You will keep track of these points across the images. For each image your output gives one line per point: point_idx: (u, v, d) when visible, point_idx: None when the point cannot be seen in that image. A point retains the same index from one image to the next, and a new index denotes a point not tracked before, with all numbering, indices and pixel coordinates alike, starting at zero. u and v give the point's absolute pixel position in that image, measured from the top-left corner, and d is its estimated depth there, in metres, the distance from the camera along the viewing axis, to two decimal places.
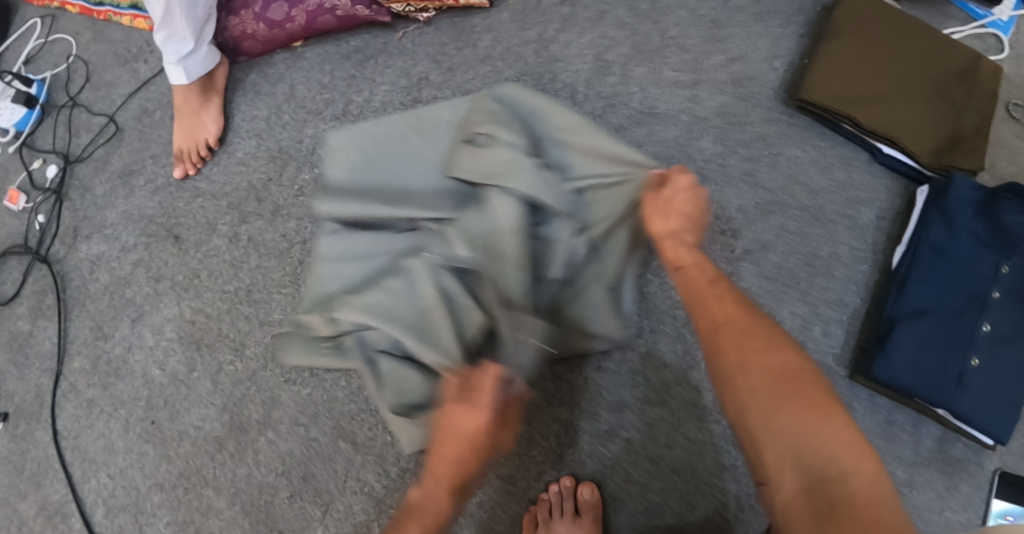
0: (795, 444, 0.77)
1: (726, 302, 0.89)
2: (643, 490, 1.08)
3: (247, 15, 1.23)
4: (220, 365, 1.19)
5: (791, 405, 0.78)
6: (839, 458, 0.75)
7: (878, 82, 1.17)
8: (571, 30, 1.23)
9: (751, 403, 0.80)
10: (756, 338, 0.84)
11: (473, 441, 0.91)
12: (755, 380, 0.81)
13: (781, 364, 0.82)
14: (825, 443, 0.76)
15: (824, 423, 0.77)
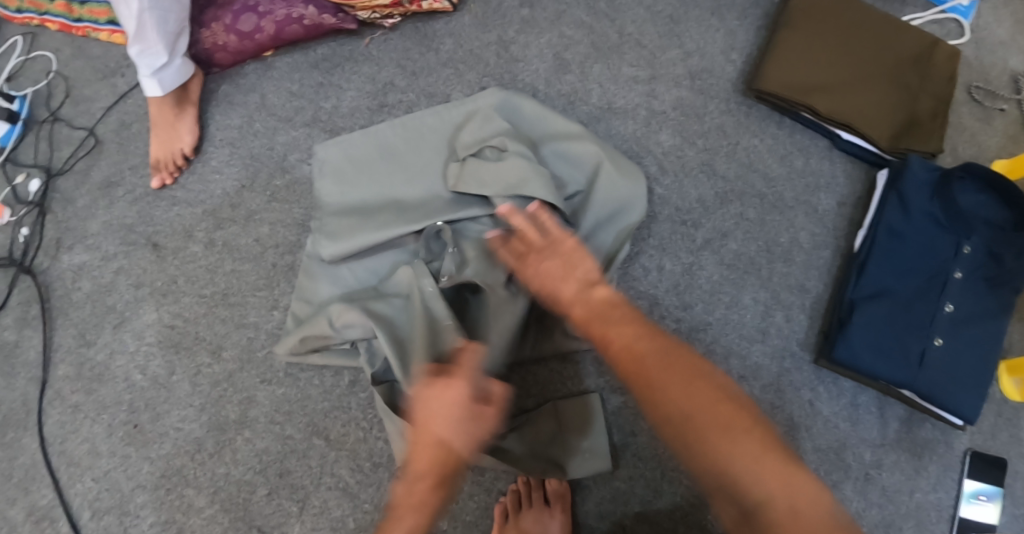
0: (720, 477, 0.77)
1: (647, 341, 0.87)
2: (610, 478, 1.10)
3: (219, 27, 1.28)
4: (198, 367, 1.22)
5: (700, 438, 0.79)
6: (759, 486, 0.75)
7: (834, 70, 1.18)
8: (531, 31, 1.27)
9: (673, 439, 0.81)
10: (665, 364, 0.84)
11: (450, 421, 0.87)
12: (670, 416, 0.81)
13: (690, 392, 0.82)
14: (743, 473, 0.76)
15: (738, 449, 0.77)
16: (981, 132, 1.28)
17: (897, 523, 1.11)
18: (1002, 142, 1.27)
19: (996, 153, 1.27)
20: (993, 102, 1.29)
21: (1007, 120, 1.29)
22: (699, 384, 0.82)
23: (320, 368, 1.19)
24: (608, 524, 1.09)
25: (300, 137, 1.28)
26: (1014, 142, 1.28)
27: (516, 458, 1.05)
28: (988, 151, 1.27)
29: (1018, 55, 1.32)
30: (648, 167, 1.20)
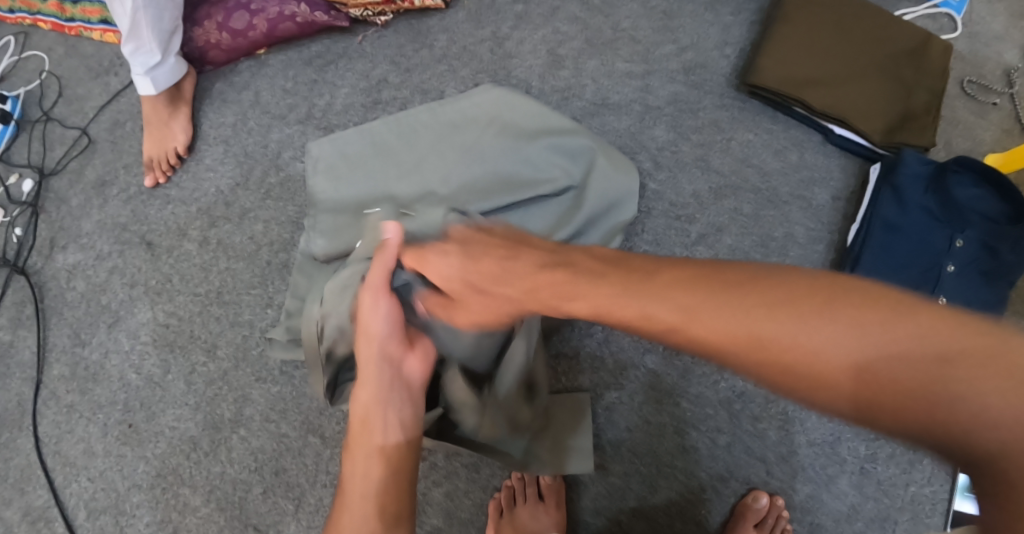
0: (935, 413, 0.58)
1: (753, 305, 0.67)
2: (605, 474, 1.10)
3: (211, 25, 1.27)
4: (192, 366, 1.22)
5: (890, 367, 0.60)
6: (991, 419, 0.56)
7: (828, 64, 1.18)
8: (524, 27, 1.26)
9: (837, 396, 0.62)
10: (790, 307, 0.66)
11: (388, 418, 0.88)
12: (830, 370, 0.63)
13: (825, 324, 0.64)
14: (965, 401, 0.57)
15: (941, 371, 0.58)
16: (976, 126, 1.27)
17: (893, 516, 1.09)
18: (997, 135, 1.27)
19: (991, 147, 1.27)
20: (986, 97, 1.29)
21: (1000, 115, 1.28)
22: (828, 313, 0.64)
23: None
24: (603, 519, 1.09)
25: (294, 134, 1.27)
26: (1010, 136, 1.27)
27: (523, 462, 1.06)
28: (982, 145, 1.27)
29: (1013, 48, 1.31)
30: (641, 163, 1.20)
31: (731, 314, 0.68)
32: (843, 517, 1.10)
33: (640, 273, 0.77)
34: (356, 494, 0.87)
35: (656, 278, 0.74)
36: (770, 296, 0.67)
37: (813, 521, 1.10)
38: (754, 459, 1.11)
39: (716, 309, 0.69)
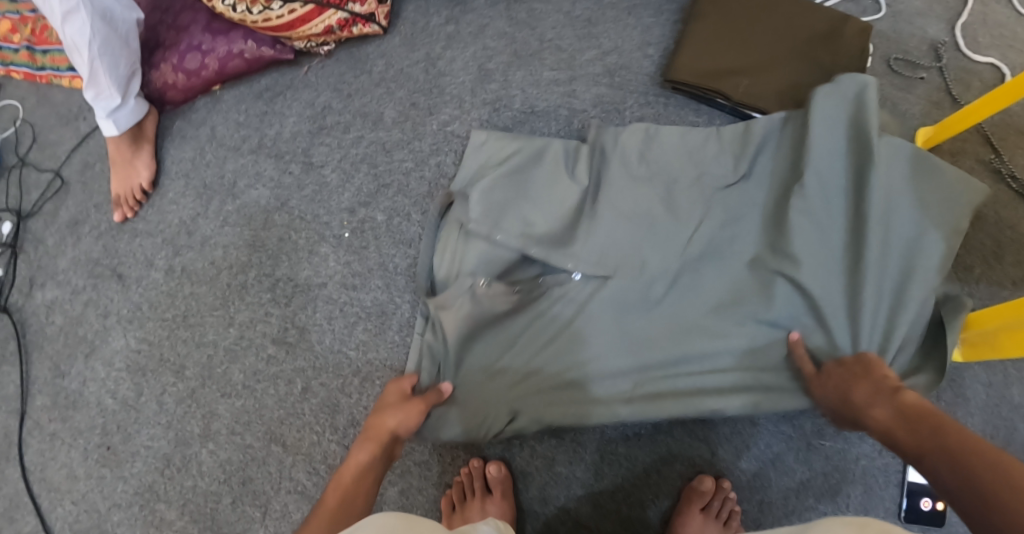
0: (988, 469, 0.80)
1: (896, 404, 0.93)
2: (551, 464, 1.16)
3: (166, 67, 1.35)
4: (163, 387, 1.29)
5: (953, 445, 0.85)
6: (992, 458, 0.81)
7: (744, 55, 1.22)
8: (455, 46, 1.34)
9: (929, 455, 0.86)
10: (930, 427, 0.88)
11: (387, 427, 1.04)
12: (927, 466, 0.86)
13: (916, 439, 0.89)
14: (976, 458, 0.82)
15: (976, 453, 0.82)
16: (903, 101, 1.28)
17: (845, 490, 1.13)
18: (925, 108, 1.28)
19: (921, 120, 1.28)
20: (914, 72, 1.30)
21: (929, 87, 1.29)
22: (929, 432, 0.88)
23: (274, 378, 1.24)
24: (551, 507, 1.15)
25: (247, 164, 1.35)
26: (939, 107, 1.28)
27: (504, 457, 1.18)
28: (911, 118, 1.27)
29: (937, 24, 1.32)
30: None
31: (882, 410, 0.94)
32: (792, 492, 1.13)
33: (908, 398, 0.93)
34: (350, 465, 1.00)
35: (880, 386, 0.96)
36: (942, 423, 0.88)
37: (762, 500, 1.14)
38: (696, 442, 1.16)
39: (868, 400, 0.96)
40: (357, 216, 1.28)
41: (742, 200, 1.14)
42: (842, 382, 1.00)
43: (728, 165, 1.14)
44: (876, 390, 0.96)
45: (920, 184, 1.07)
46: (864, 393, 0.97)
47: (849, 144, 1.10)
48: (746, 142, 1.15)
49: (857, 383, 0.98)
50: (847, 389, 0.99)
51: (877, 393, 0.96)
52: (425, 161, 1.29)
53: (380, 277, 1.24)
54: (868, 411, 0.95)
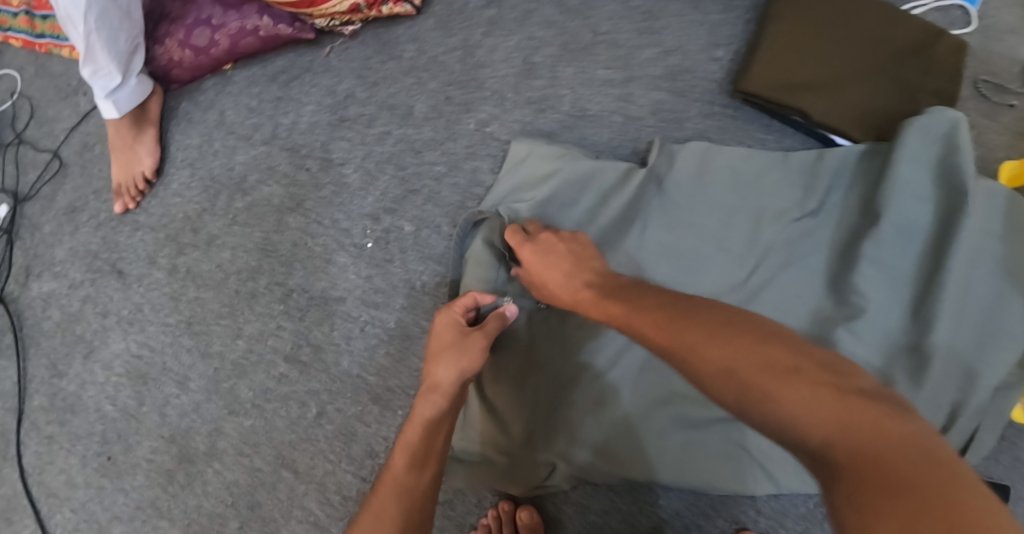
0: (830, 426, 0.61)
1: (772, 353, 0.68)
2: (584, 511, 1.08)
3: (172, 42, 1.20)
4: (166, 398, 1.20)
5: (777, 365, 0.66)
6: (804, 417, 0.62)
7: (826, 67, 1.07)
8: (497, 34, 1.19)
9: (711, 385, 0.69)
10: (681, 314, 0.76)
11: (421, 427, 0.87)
12: (714, 373, 0.69)
13: (712, 339, 0.71)
14: (790, 397, 0.64)
15: (812, 374, 0.65)
16: (987, 130, 1.13)
17: None
18: (1011, 140, 1.12)
19: (1005, 153, 1.12)
20: (1001, 97, 1.14)
21: (1015, 117, 1.13)
22: (724, 333, 0.71)
23: (286, 399, 1.14)
24: None
25: (260, 156, 1.22)
26: None
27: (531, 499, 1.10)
28: (994, 150, 1.12)
29: None
30: None
31: (600, 295, 0.85)
32: None
33: (748, 335, 0.71)
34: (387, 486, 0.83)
35: (601, 286, 0.87)
36: (675, 306, 0.78)
37: None
38: (742, 498, 1.07)
39: (543, 258, 0.93)
40: (381, 224, 1.15)
41: (809, 238, 1.05)
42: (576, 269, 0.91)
43: (794, 198, 1.05)
44: (590, 290, 0.87)
45: (1014, 243, 0.99)
46: (587, 296, 0.86)
47: (935, 188, 1.00)
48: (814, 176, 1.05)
49: (562, 263, 0.92)
50: (545, 264, 0.93)
51: (584, 289, 0.87)
52: (459, 165, 1.15)
53: (405, 296, 1.12)
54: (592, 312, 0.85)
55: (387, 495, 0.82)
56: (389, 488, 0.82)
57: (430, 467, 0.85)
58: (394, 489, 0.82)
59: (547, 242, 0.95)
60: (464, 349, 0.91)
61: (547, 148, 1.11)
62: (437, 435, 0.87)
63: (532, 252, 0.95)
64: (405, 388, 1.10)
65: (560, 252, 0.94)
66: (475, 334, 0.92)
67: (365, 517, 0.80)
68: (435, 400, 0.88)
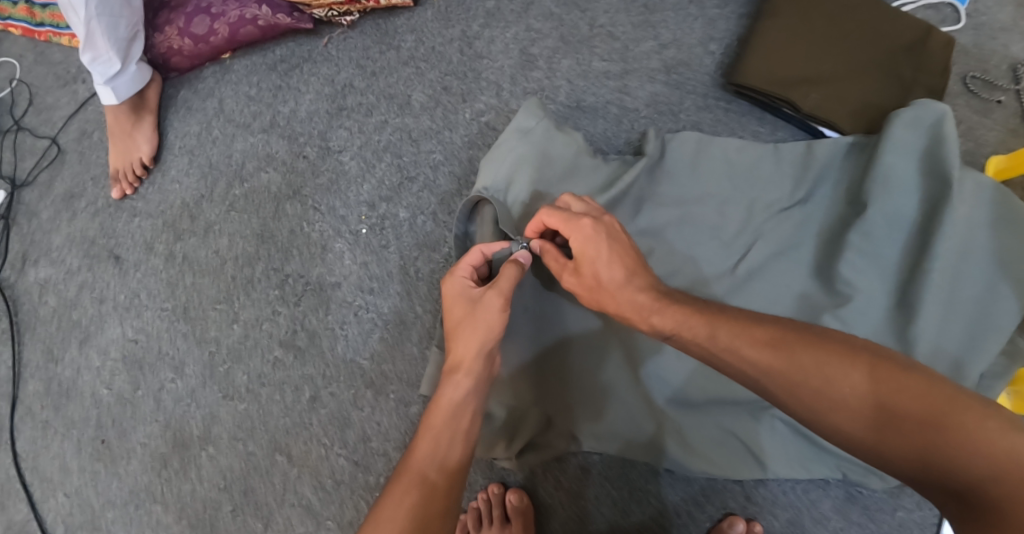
0: (1000, 465, 0.65)
1: (843, 365, 0.74)
2: (576, 498, 1.09)
3: (172, 30, 1.21)
4: (161, 384, 1.20)
5: (930, 398, 0.69)
6: (989, 453, 0.66)
7: (819, 61, 1.08)
8: (495, 25, 1.20)
9: (845, 415, 0.73)
10: (805, 333, 0.77)
11: (451, 409, 0.86)
12: (854, 405, 0.72)
13: (846, 365, 0.74)
14: (957, 429, 0.67)
15: (962, 409, 0.68)
16: (978, 126, 1.14)
17: None
18: (1002, 136, 1.13)
19: (994, 148, 1.13)
20: (990, 94, 1.15)
21: (1006, 113, 1.14)
22: (859, 359, 0.74)
23: (281, 384, 1.15)
24: None
25: (258, 144, 1.22)
26: (1016, 136, 1.13)
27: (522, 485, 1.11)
28: (984, 146, 1.13)
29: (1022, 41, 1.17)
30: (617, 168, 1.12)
31: (696, 306, 0.84)
32: None
33: (819, 347, 0.76)
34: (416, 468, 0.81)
35: (689, 297, 0.86)
36: (788, 324, 0.79)
37: None
38: (731, 484, 1.09)
39: (604, 250, 0.88)
40: (378, 211, 1.16)
41: (798, 227, 1.06)
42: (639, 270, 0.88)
43: (784, 189, 1.06)
44: (680, 299, 0.85)
45: (1001, 235, 1.01)
46: (672, 304, 0.85)
47: (922, 178, 1.02)
48: (805, 169, 1.06)
49: (621, 261, 0.88)
50: (608, 260, 0.88)
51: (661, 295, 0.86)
52: (456, 155, 1.16)
53: (400, 283, 1.13)
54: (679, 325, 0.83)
55: (415, 477, 0.80)
56: (417, 471, 0.81)
57: (457, 447, 0.84)
58: (424, 472, 0.81)
59: (597, 233, 0.89)
60: (479, 319, 0.90)
61: (555, 129, 1.09)
62: (463, 415, 0.86)
63: (590, 245, 0.89)
64: (399, 373, 1.11)
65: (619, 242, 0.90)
66: (488, 298, 0.91)
67: (389, 505, 0.78)
68: (459, 379, 0.87)
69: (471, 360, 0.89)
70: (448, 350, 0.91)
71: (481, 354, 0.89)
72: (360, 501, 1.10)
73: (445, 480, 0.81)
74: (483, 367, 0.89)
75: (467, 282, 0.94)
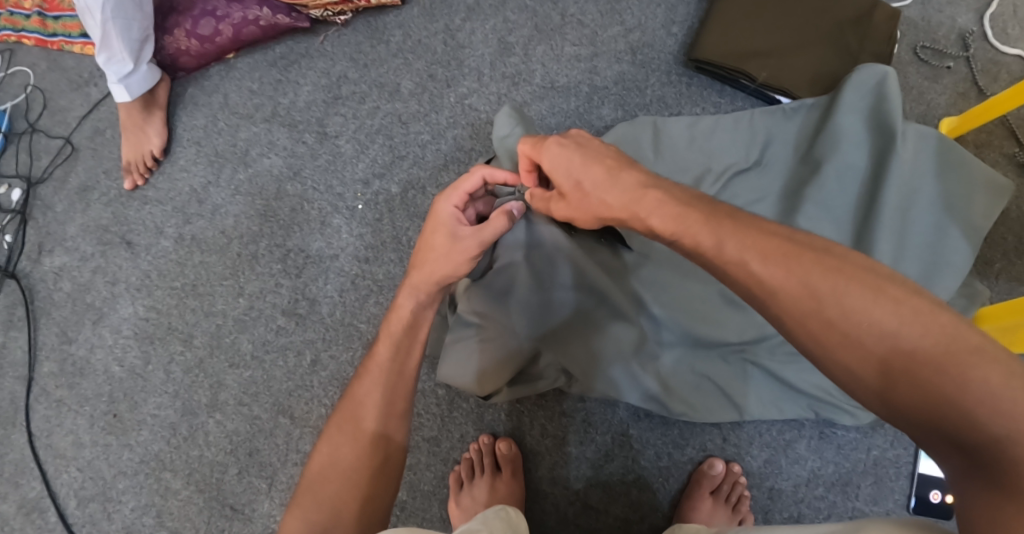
0: (1021, 429, 0.60)
1: (863, 294, 0.69)
2: (561, 445, 1.17)
3: (180, 32, 1.32)
4: (171, 356, 1.28)
5: (954, 346, 0.64)
6: (1008, 415, 0.60)
7: (771, 36, 1.20)
8: (475, 19, 1.32)
9: (860, 353, 0.67)
10: (829, 259, 0.72)
11: (402, 327, 0.93)
12: (872, 343, 0.67)
13: (871, 302, 0.68)
14: (978, 385, 0.62)
15: (987, 365, 0.62)
16: (930, 90, 1.26)
17: (855, 480, 1.13)
18: (952, 98, 1.25)
19: (945, 110, 1.25)
20: (940, 60, 1.26)
21: (955, 78, 1.26)
22: (885, 293, 0.68)
23: (284, 349, 1.24)
24: (561, 488, 1.15)
25: (261, 132, 1.33)
26: (966, 98, 1.25)
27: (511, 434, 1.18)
28: (936, 108, 1.25)
29: (967, 13, 1.28)
30: None
31: (705, 222, 0.79)
32: (802, 480, 1.14)
33: (841, 275, 0.70)
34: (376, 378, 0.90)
35: (695, 208, 0.81)
36: (812, 246, 0.74)
37: (772, 486, 1.14)
38: (709, 427, 1.16)
39: (586, 174, 0.91)
40: (372, 188, 1.27)
41: (759, 185, 1.14)
42: (632, 187, 0.87)
43: (743, 150, 1.15)
44: (682, 212, 0.81)
45: (946, 182, 1.10)
46: (679, 216, 0.81)
47: (868, 132, 1.12)
48: (763, 132, 1.16)
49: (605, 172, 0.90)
50: (586, 170, 0.91)
51: (667, 206, 0.83)
52: (442, 134, 1.28)
53: (393, 250, 1.24)
54: (688, 240, 0.80)
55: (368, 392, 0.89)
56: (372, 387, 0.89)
57: (413, 357, 0.92)
58: (377, 391, 0.89)
59: (564, 149, 0.94)
60: (450, 247, 0.95)
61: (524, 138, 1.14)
62: (420, 326, 0.94)
63: (563, 162, 0.93)
64: None
65: (594, 151, 0.92)
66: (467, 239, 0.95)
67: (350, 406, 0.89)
68: (419, 295, 0.94)
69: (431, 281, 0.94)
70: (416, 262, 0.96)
71: (439, 279, 0.94)
72: None
73: (395, 411, 0.89)
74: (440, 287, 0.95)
75: (452, 211, 0.97)
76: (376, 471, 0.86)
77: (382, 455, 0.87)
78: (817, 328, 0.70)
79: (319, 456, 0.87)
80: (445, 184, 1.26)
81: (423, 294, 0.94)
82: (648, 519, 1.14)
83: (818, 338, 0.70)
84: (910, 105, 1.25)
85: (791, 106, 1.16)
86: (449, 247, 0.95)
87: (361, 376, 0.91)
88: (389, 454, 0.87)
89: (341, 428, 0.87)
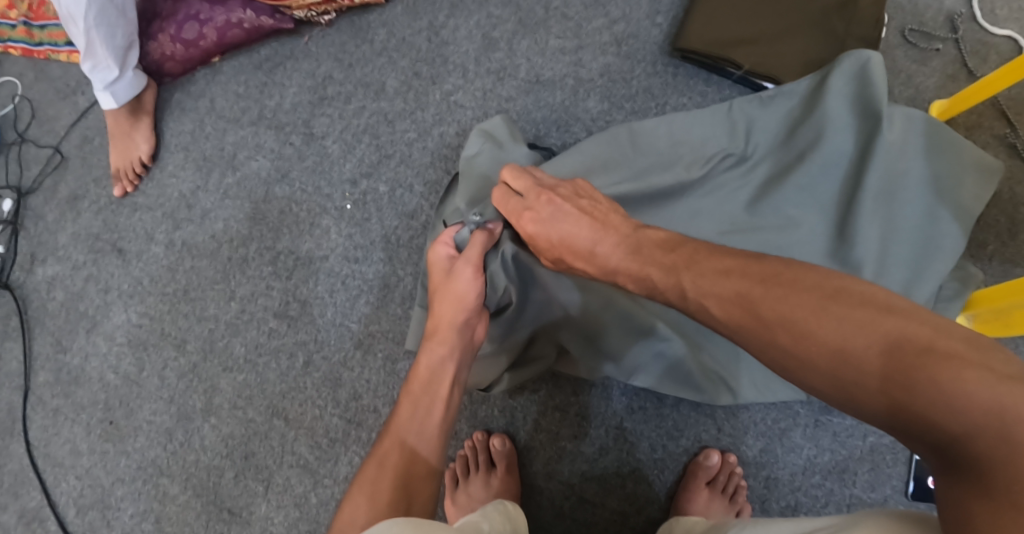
0: (983, 421, 0.58)
1: (810, 314, 0.70)
2: (555, 439, 1.16)
3: (164, 38, 1.32)
4: (165, 362, 1.28)
5: (903, 350, 0.64)
6: (967, 409, 0.59)
7: (757, 22, 1.19)
8: (459, 15, 1.31)
9: (822, 377, 0.68)
10: (776, 288, 0.73)
11: (422, 380, 0.97)
12: (827, 366, 0.68)
13: (818, 323, 0.69)
14: (931, 386, 0.61)
15: (938, 363, 0.62)
16: (918, 74, 1.25)
17: (851, 467, 1.12)
18: (940, 81, 1.24)
19: (934, 94, 1.24)
20: (928, 44, 1.25)
21: (943, 60, 1.25)
22: (830, 312, 0.69)
23: (276, 352, 1.24)
24: (556, 482, 1.15)
25: (248, 135, 1.33)
26: (954, 81, 1.24)
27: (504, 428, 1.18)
28: (925, 91, 1.24)
29: None
30: (577, 134, 1.24)
31: (662, 273, 0.84)
32: (799, 469, 1.13)
33: (792, 298, 0.71)
34: (401, 429, 0.93)
35: (656, 252, 0.85)
36: (760, 276, 0.76)
37: (768, 475, 1.13)
38: (703, 417, 1.15)
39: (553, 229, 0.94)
40: (360, 188, 1.27)
41: (739, 175, 1.13)
42: (605, 245, 0.90)
43: (724, 140, 1.13)
44: (645, 264, 0.86)
45: (934, 162, 1.09)
46: (641, 270, 0.86)
47: (854, 117, 1.10)
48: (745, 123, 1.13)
49: (581, 224, 0.92)
50: (571, 230, 0.93)
51: (633, 255, 0.88)
52: (429, 131, 1.27)
53: (383, 249, 1.24)
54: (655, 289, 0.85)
55: (392, 445, 0.92)
56: (394, 447, 0.92)
57: (436, 411, 0.95)
58: (399, 444, 0.92)
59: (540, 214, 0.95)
60: (452, 288, 1.00)
61: (496, 153, 1.14)
62: (440, 379, 0.97)
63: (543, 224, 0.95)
64: (385, 332, 1.21)
65: (571, 213, 0.93)
66: (463, 268, 1.01)
67: (372, 465, 0.90)
68: (433, 347, 0.99)
69: (444, 330, 0.99)
70: (430, 318, 1.02)
71: (457, 329, 1.00)
72: (355, 456, 1.18)
73: (419, 458, 0.91)
74: (458, 336, 0.99)
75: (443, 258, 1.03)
76: (404, 514, 0.85)
77: (407, 495, 0.87)
78: (781, 354, 0.71)
79: (342, 518, 0.86)
80: (432, 181, 1.26)
81: (443, 350, 0.98)
82: (645, 511, 1.13)
83: (785, 364, 0.71)
84: (897, 89, 1.25)
85: (771, 93, 1.14)
86: (452, 294, 1.00)
87: (385, 436, 0.94)
88: (417, 494, 0.88)
89: (362, 490, 0.88)
